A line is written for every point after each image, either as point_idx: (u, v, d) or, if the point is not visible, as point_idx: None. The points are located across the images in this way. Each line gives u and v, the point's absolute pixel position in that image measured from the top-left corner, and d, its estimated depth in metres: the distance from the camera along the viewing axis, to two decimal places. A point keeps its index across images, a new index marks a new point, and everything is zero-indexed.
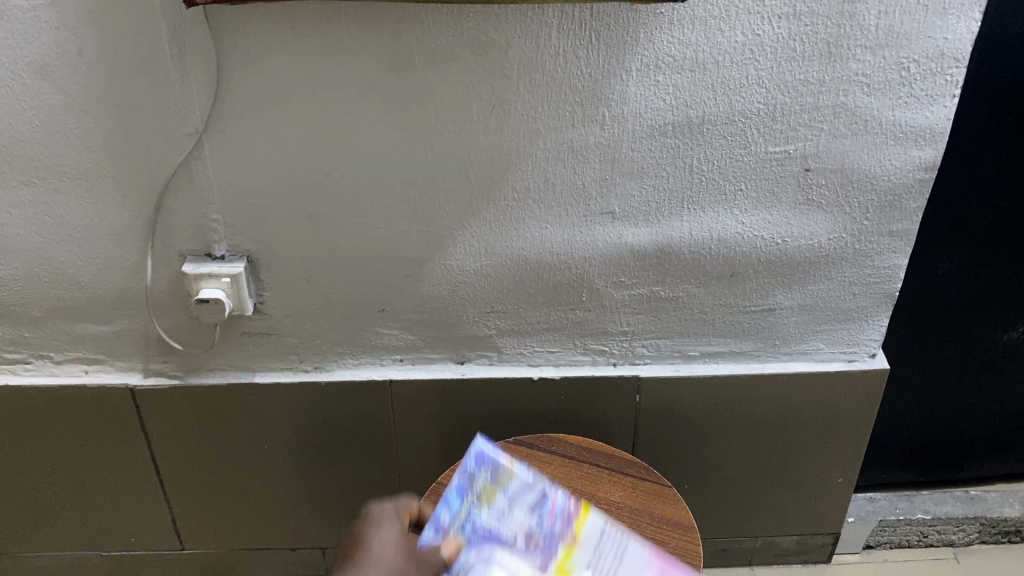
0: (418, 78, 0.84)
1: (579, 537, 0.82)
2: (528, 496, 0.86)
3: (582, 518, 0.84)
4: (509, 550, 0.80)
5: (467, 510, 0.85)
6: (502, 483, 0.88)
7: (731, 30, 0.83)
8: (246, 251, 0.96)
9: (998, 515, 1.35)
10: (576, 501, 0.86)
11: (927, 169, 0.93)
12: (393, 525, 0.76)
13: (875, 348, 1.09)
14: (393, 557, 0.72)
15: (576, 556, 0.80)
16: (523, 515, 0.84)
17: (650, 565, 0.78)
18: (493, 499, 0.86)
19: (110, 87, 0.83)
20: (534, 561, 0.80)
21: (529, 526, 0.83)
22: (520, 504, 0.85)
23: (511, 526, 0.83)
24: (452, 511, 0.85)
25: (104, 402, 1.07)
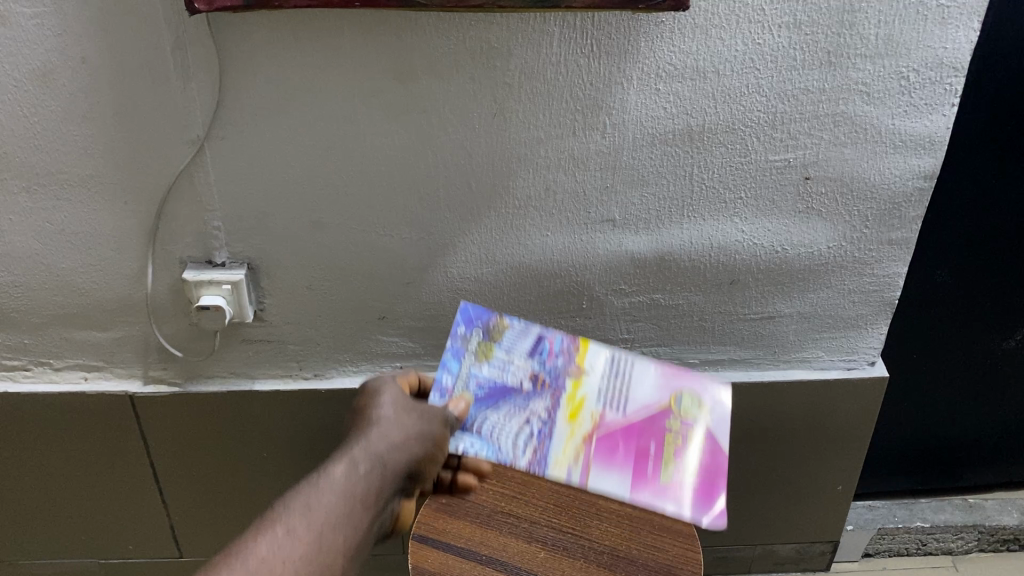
0: (420, 86, 0.85)
1: (582, 370, 0.83)
2: (524, 342, 0.84)
3: (582, 351, 0.84)
4: (517, 397, 0.81)
5: (467, 369, 0.81)
6: (496, 337, 0.84)
7: (731, 40, 0.83)
8: (247, 258, 0.96)
9: (997, 523, 1.35)
10: (574, 338, 0.85)
11: (925, 178, 0.93)
12: (393, 391, 0.76)
13: (875, 356, 1.09)
14: (395, 416, 0.72)
15: (584, 387, 0.82)
16: (524, 361, 0.83)
17: (658, 377, 0.83)
18: (491, 354, 0.83)
19: (112, 94, 0.83)
20: (545, 400, 0.81)
21: (533, 370, 0.82)
22: (518, 352, 0.83)
23: (513, 371, 0.82)
24: (453, 373, 0.81)
25: (103, 409, 1.07)
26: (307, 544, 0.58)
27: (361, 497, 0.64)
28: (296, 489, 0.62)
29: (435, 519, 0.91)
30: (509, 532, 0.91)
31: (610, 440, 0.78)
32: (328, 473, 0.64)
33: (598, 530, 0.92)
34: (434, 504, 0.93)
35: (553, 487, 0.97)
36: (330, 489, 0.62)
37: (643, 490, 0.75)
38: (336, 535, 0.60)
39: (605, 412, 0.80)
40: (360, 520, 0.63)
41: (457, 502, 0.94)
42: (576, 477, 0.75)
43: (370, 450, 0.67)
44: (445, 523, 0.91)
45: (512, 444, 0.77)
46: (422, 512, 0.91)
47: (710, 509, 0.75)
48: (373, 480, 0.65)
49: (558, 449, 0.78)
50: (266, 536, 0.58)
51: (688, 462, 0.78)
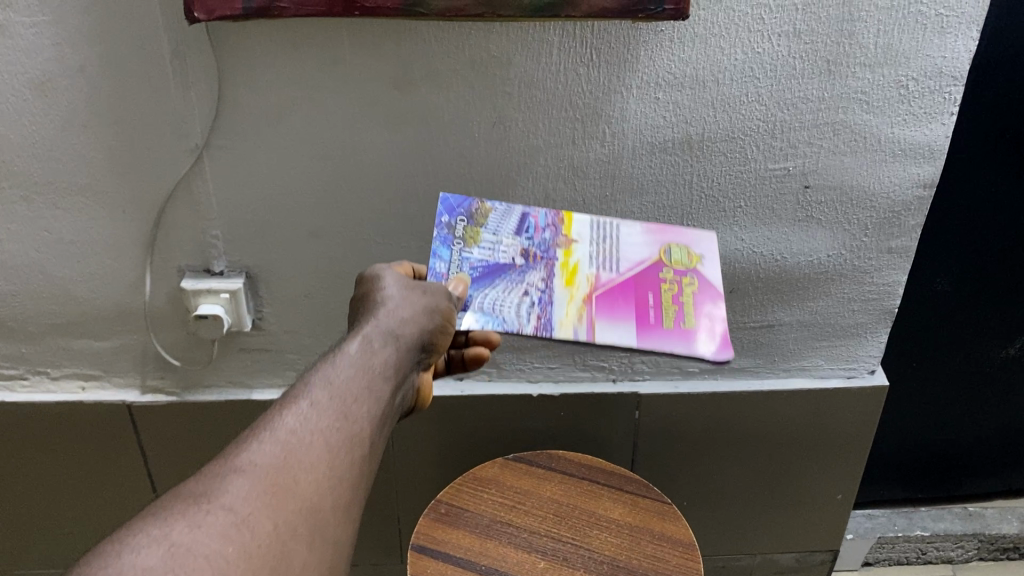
0: (420, 95, 0.84)
1: (571, 241, 0.86)
2: (509, 221, 0.86)
3: (566, 223, 0.87)
4: (511, 272, 0.83)
5: (459, 254, 0.82)
6: (481, 222, 0.85)
7: (730, 48, 0.83)
8: (245, 267, 0.96)
9: (996, 532, 1.35)
10: (555, 212, 0.88)
11: (925, 187, 0.93)
12: (396, 274, 0.74)
13: (875, 364, 1.09)
14: (401, 295, 0.70)
15: (576, 253, 0.85)
16: (512, 239, 0.85)
17: (642, 235, 0.88)
18: (478, 238, 0.84)
19: (111, 103, 0.83)
20: (539, 270, 0.83)
21: (522, 246, 0.84)
22: (505, 231, 0.85)
23: (503, 248, 0.84)
24: (446, 260, 0.81)
25: (101, 418, 1.06)
26: (336, 413, 0.56)
27: (379, 367, 0.61)
28: (315, 367, 0.59)
29: (433, 530, 0.91)
30: (509, 542, 0.90)
31: (609, 296, 0.82)
32: (343, 349, 0.61)
33: (598, 540, 0.91)
34: (432, 515, 0.93)
35: (553, 497, 0.96)
36: (350, 362, 0.60)
37: (649, 336, 0.80)
38: (361, 403, 0.58)
39: (600, 272, 0.84)
40: (383, 389, 0.60)
41: (457, 512, 0.93)
42: (583, 335, 0.79)
43: (382, 328, 0.65)
44: (444, 534, 0.91)
45: (517, 313, 0.80)
46: (422, 523, 0.92)
47: (715, 340, 0.82)
48: (390, 353, 0.64)
49: (561, 311, 0.81)
50: (292, 411, 0.55)
51: (684, 308, 0.83)
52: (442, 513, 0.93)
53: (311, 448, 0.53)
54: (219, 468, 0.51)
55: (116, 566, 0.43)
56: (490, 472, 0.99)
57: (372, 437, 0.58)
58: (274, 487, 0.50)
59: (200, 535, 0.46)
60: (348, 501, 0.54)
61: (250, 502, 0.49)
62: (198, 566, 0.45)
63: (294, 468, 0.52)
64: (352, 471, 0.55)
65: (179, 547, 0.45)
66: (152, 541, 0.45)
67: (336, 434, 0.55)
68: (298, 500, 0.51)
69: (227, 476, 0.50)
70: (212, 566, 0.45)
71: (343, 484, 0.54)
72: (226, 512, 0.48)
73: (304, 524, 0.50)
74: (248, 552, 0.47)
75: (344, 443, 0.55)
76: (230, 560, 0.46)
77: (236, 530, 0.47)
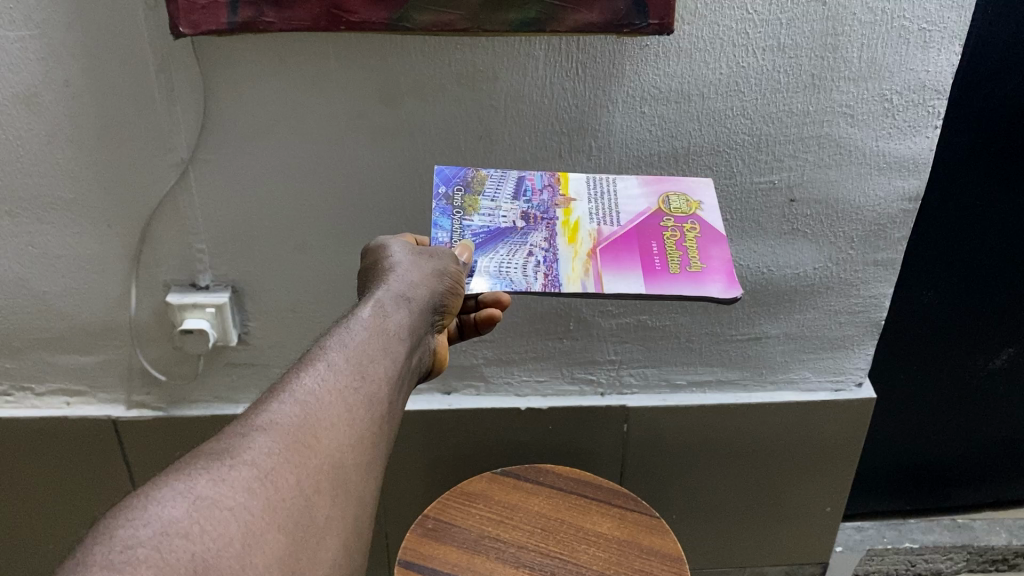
0: (406, 109, 0.85)
1: (569, 200, 0.83)
2: (507, 187, 0.84)
3: (562, 184, 0.85)
4: (513, 234, 0.79)
5: (459, 222, 0.79)
6: (478, 189, 0.83)
7: (716, 63, 0.84)
8: (231, 281, 0.96)
9: (985, 543, 1.36)
10: (551, 175, 0.86)
11: (911, 200, 0.94)
12: (401, 244, 0.72)
13: (862, 377, 1.10)
14: (408, 263, 0.69)
15: (575, 212, 0.82)
16: (511, 204, 0.82)
17: (639, 187, 0.84)
18: (478, 205, 0.81)
19: (96, 117, 0.83)
20: (541, 231, 0.79)
21: (522, 210, 0.81)
22: (503, 197, 0.83)
23: (503, 213, 0.81)
24: (447, 229, 0.78)
25: (86, 433, 1.05)
26: (355, 373, 0.54)
27: (392, 328, 0.60)
28: (329, 330, 0.57)
29: (421, 545, 0.90)
30: (496, 557, 0.90)
31: (612, 249, 0.77)
32: (356, 313, 0.60)
33: (586, 554, 0.91)
34: (420, 530, 0.92)
35: (541, 511, 0.96)
36: (364, 325, 0.58)
37: (657, 281, 0.73)
38: (377, 363, 0.56)
39: (601, 227, 0.80)
40: (398, 351, 0.59)
41: (444, 527, 0.93)
42: (592, 287, 0.73)
43: (393, 292, 0.63)
44: (431, 549, 0.90)
45: (523, 273, 0.75)
46: (409, 538, 0.91)
47: (732, 283, 0.74)
48: (403, 313, 0.62)
49: (567, 266, 0.75)
50: (309, 370, 0.52)
51: (692, 248, 0.78)
52: (430, 528, 0.93)
53: (331, 405, 0.51)
54: (238, 427, 0.49)
55: (144, 518, 0.41)
56: (478, 487, 0.98)
57: (389, 398, 0.55)
58: (297, 442, 0.48)
59: (226, 487, 0.44)
60: (369, 460, 0.52)
61: (274, 456, 0.47)
62: (227, 518, 0.43)
63: (315, 424, 0.50)
64: (371, 430, 0.53)
65: (206, 499, 0.43)
66: (177, 494, 0.43)
67: (355, 393, 0.53)
68: (321, 457, 0.49)
69: (248, 432, 0.48)
70: (241, 518, 0.43)
71: (365, 443, 0.52)
72: (251, 466, 0.46)
73: (328, 481, 0.48)
74: (275, 506, 0.45)
75: (363, 402, 0.53)
76: (257, 513, 0.44)
77: (260, 484, 0.45)
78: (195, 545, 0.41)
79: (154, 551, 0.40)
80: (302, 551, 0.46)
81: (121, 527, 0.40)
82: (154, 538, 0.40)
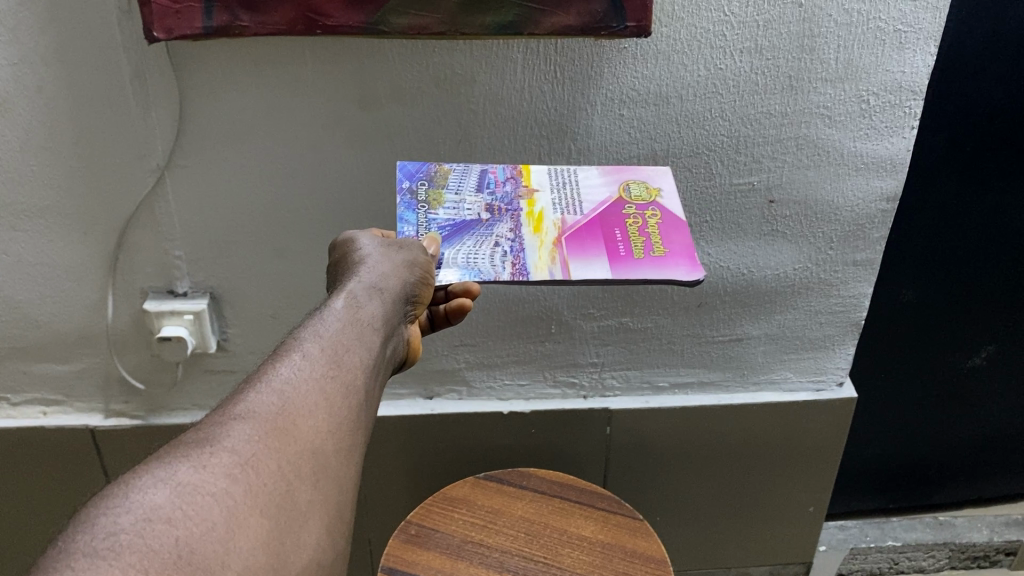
0: (384, 113, 0.84)
1: (532, 192, 0.82)
2: (469, 181, 0.83)
3: (524, 175, 0.84)
4: (479, 227, 0.78)
5: (425, 216, 0.78)
6: (441, 184, 0.82)
7: (693, 65, 0.84)
8: (209, 288, 0.95)
9: (966, 541, 1.36)
10: (514, 168, 0.86)
11: (888, 199, 0.94)
12: (370, 238, 0.72)
13: (842, 377, 1.10)
14: (378, 256, 0.68)
15: (539, 203, 0.81)
16: (475, 197, 0.81)
17: (600, 176, 0.84)
18: (442, 199, 0.80)
19: (70, 123, 0.82)
20: (506, 222, 0.78)
21: (486, 203, 0.81)
22: (467, 190, 0.82)
23: (467, 206, 0.80)
24: (413, 223, 0.77)
25: (63, 443, 1.04)
26: (329, 363, 0.53)
27: (365, 319, 0.59)
28: (303, 322, 0.57)
29: (403, 552, 0.90)
30: (480, 563, 0.89)
31: (577, 237, 0.76)
32: (328, 305, 0.59)
33: (570, 558, 0.90)
34: (403, 537, 0.92)
35: (524, 515, 0.96)
36: (338, 317, 0.57)
37: (622, 266, 0.72)
38: (352, 353, 0.55)
39: (565, 217, 0.79)
40: (373, 342, 0.58)
41: (427, 533, 0.92)
42: (559, 274, 0.72)
43: (365, 285, 0.63)
44: (415, 555, 0.90)
45: (491, 263, 0.74)
46: (391, 545, 0.90)
47: (692, 262, 0.73)
48: (377, 305, 0.62)
49: (534, 255, 0.74)
50: (284, 361, 0.52)
51: (653, 234, 0.77)
52: (413, 535, 0.92)
53: (307, 394, 0.50)
54: (215, 417, 0.48)
55: (126, 505, 0.40)
56: (461, 492, 0.98)
57: (364, 387, 0.55)
58: (273, 430, 0.47)
59: (207, 473, 0.44)
60: (349, 448, 0.51)
61: (254, 443, 0.46)
62: (209, 503, 0.42)
63: (294, 412, 0.49)
64: (348, 419, 0.52)
65: (188, 484, 0.43)
66: (158, 481, 0.42)
67: (331, 382, 0.52)
68: (300, 444, 0.48)
69: (227, 421, 0.47)
70: (224, 502, 0.43)
71: (343, 431, 0.51)
72: (231, 453, 0.45)
73: (308, 467, 0.48)
74: (257, 491, 0.44)
75: (340, 391, 0.52)
76: (239, 498, 0.43)
77: (241, 470, 0.45)
78: (179, 530, 0.40)
79: (138, 536, 0.39)
80: (285, 535, 0.45)
81: (102, 514, 0.40)
82: (136, 524, 0.39)
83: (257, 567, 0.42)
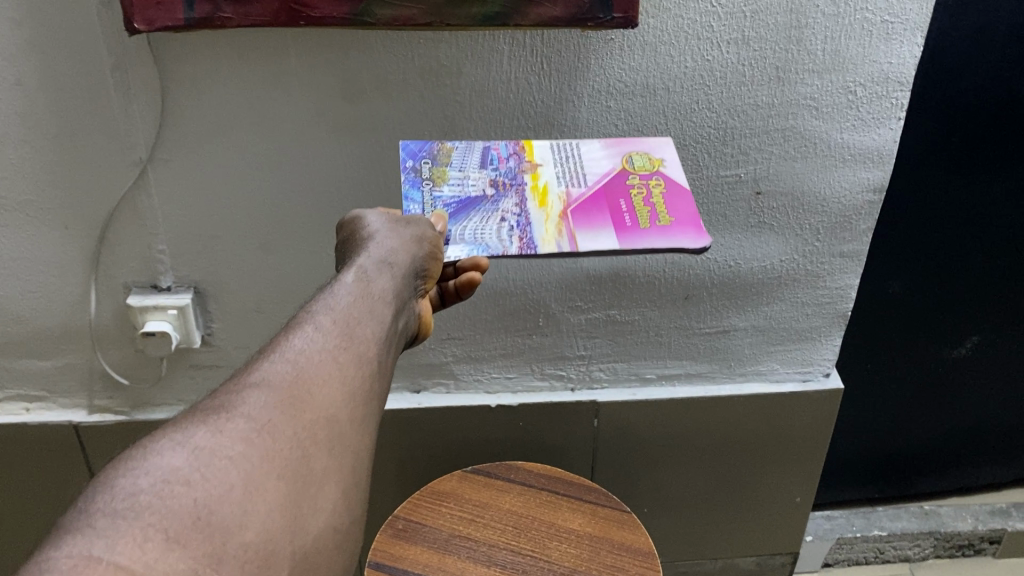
0: (369, 106, 0.83)
1: (535, 166, 0.82)
2: (473, 157, 0.83)
3: (527, 150, 0.83)
4: (484, 202, 0.78)
5: (430, 193, 0.78)
6: (445, 160, 0.82)
7: (680, 56, 0.83)
8: (193, 282, 0.94)
9: (951, 529, 1.35)
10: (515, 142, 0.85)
11: (875, 190, 0.94)
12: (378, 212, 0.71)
13: (829, 368, 1.10)
14: (387, 231, 0.67)
15: (543, 177, 0.81)
16: (479, 172, 0.81)
17: (602, 149, 0.84)
18: (446, 176, 0.80)
19: (50, 117, 0.81)
20: (512, 197, 0.78)
21: (490, 177, 0.80)
22: (470, 166, 0.82)
23: (472, 182, 0.80)
24: (419, 202, 0.77)
25: (47, 439, 1.03)
26: (342, 334, 0.52)
27: (377, 288, 0.58)
28: (314, 295, 0.56)
29: (390, 547, 0.90)
30: (467, 557, 0.89)
31: (582, 209, 0.77)
32: (340, 279, 0.58)
33: (557, 551, 0.90)
34: (390, 531, 0.92)
35: (511, 508, 0.95)
36: (350, 290, 0.57)
37: (630, 237, 0.74)
38: (365, 321, 0.55)
39: (569, 189, 0.79)
40: (385, 314, 0.57)
41: (415, 527, 0.92)
42: (567, 247, 0.73)
43: (374, 260, 0.62)
44: (402, 550, 0.89)
45: (499, 238, 0.74)
46: (379, 539, 0.90)
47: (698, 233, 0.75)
48: (389, 277, 0.61)
49: (541, 229, 0.75)
50: (298, 333, 0.51)
51: (659, 204, 0.78)
52: (400, 530, 0.92)
53: (321, 363, 0.50)
54: (231, 386, 0.48)
55: (144, 467, 0.41)
56: (448, 485, 0.98)
57: (379, 358, 0.54)
58: (289, 396, 0.47)
59: (223, 437, 0.44)
60: (364, 415, 0.51)
61: (269, 409, 0.46)
62: (226, 467, 0.42)
63: (309, 381, 0.48)
64: (364, 386, 0.51)
65: (205, 448, 0.43)
66: (176, 445, 0.43)
67: (344, 353, 0.51)
68: (316, 413, 0.47)
69: (243, 390, 0.47)
70: (241, 466, 0.43)
71: (358, 401, 0.50)
72: (247, 419, 0.45)
73: (323, 434, 0.47)
74: (273, 457, 0.44)
75: (354, 360, 0.51)
76: (257, 461, 0.43)
77: (257, 436, 0.44)
78: (196, 492, 0.40)
79: (155, 498, 0.39)
80: (302, 501, 0.44)
81: (121, 476, 0.40)
82: (156, 485, 0.40)
83: (275, 530, 0.42)
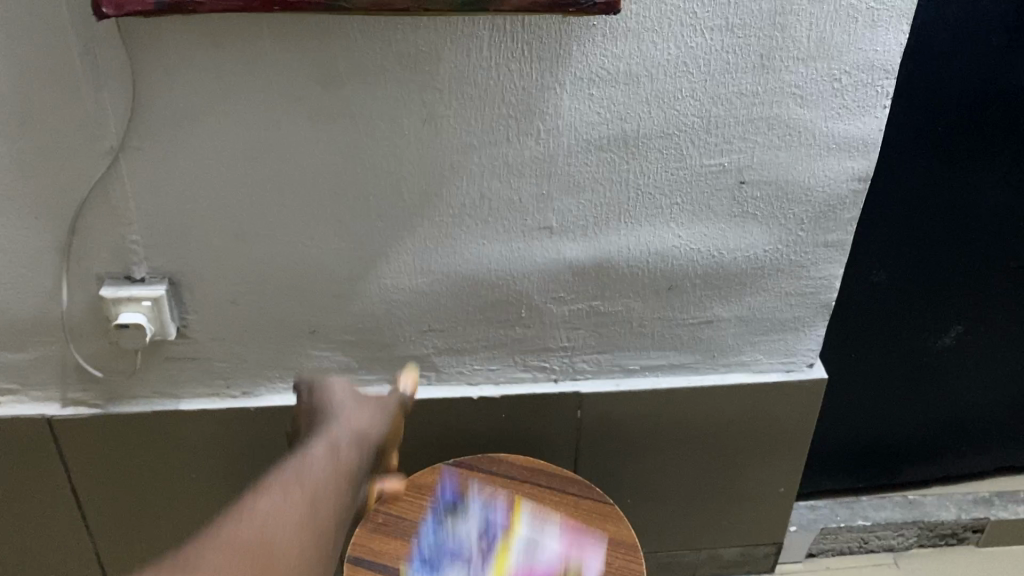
0: (346, 92, 0.82)
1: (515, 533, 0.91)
2: None
3: None
4: None
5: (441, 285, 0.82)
6: None
7: (664, 43, 0.82)
8: (168, 273, 0.92)
9: (935, 519, 1.34)
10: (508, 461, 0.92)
11: (860, 180, 0.93)
12: (342, 387, 0.81)
13: (813, 358, 1.10)
14: (342, 417, 0.77)
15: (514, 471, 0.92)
16: None
17: None
18: None
19: (18, 103, 0.79)
20: None
21: None
22: None
23: None
24: None
25: (19, 434, 1.00)
26: (303, 500, 0.67)
27: (344, 453, 0.73)
28: (291, 457, 0.71)
29: (371, 542, 0.89)
30: (448, 552, 0.88)
31: None
32: (307, 453, 0.71)
33: (540, 545, 0.90)
34: (370, 526, 0.90)
35: (493, 501, 0.94)
36: (316, 461, 0.70)
37: None
38: (323, 487, 0.69)
39: None
40: (327, 500, 0.68)
41: (395, 521, 0.91)
42: None
43: (346, 430, 0.75)
44: (382, 545, 0.88)
45: None
46: (359, 535, 0.89)
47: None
48: (348, 458, 0.73)
49: None
50: (267, 495, 0.66)
51: None
52: (381, 524, 0.91)
53: (285, 516, 0.65)
54: (202, 544, 0.61)
55: None
56: (430, 477, 0.96)
57: (325, 520, 0.66)
58: (253, 561, 0.61)
59: None
60: None
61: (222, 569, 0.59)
62: None
63: (270, 543, 0.62)
64: (314, 544, 0.64)
65: None
66: None
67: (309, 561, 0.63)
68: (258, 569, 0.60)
69: (202, 552, 0.60)
70: None
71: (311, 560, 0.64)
72: None
73: None
74: None
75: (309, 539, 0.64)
76: None
77: None
78: None
79: None
80: None
81: None
82: None
83: None
